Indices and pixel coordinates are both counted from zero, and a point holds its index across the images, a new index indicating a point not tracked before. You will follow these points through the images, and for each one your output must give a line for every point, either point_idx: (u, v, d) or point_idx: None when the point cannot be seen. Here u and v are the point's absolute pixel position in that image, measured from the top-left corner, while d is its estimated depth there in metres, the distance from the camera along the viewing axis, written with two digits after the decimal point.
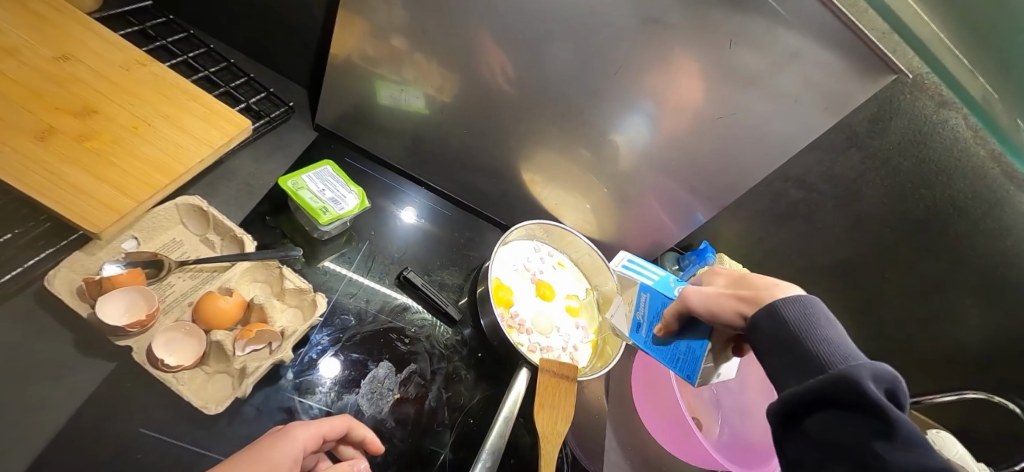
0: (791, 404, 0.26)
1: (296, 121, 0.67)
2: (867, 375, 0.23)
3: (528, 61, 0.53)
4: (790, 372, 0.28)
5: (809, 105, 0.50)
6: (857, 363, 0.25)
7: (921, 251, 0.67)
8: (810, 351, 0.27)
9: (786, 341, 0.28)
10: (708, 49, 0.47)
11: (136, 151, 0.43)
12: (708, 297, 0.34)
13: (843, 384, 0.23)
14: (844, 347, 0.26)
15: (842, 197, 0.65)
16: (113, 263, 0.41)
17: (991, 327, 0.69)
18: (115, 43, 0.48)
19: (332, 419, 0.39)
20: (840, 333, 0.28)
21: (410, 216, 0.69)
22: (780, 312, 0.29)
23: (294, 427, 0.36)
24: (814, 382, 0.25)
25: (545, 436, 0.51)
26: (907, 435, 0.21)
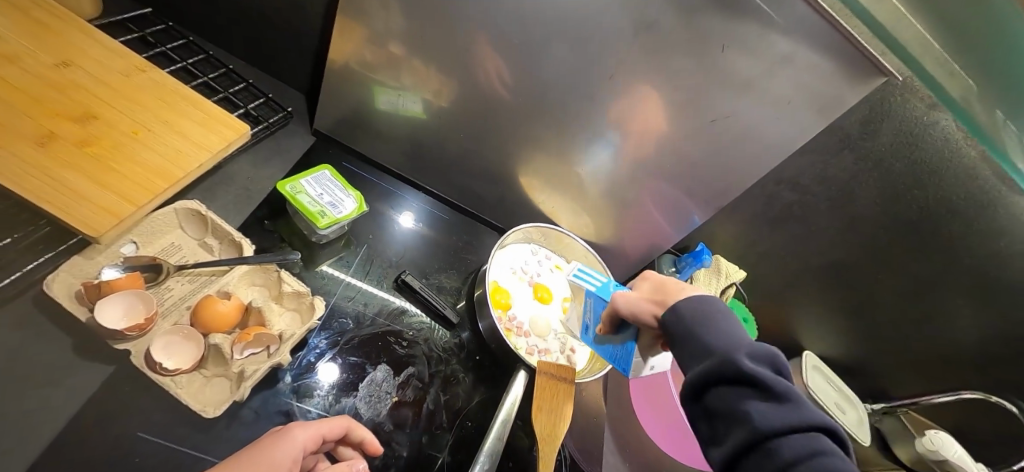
0: (698, 385, 0.34)
1: (295, 126, 0.67)
2: (743, 355, 0.33)
3: (524, 66, 0.54)
4: (687, 358, 0.36)
5: (802, 108, 0.50)
6: (739, 348, 0.34)
7: (914, 251, 0.68)
8: (707, 341, 0.35)
9: (690, 334, 0.36)
10: (701, 53, 0.48)
11: (136, 156, 0.43)
12: (629, 300, 0.39)
13: (732, 364, 0.32)
14: (726, 334, 0.35)
15: (836, 199, 0.66)
16: (112, 268, 0.42)
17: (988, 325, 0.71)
18: (115, 50, 0.48)
19: (331, 419, 0.40)
20: (725, 322, 0.36)
21: (408, 220, 0.70)
22: (682, 311, 0.37)
23: (293, 428, 0.36)
24: (711, 364, 0.33)
25: (543, 438, 0.51)
26: (775, 393, 0.31)
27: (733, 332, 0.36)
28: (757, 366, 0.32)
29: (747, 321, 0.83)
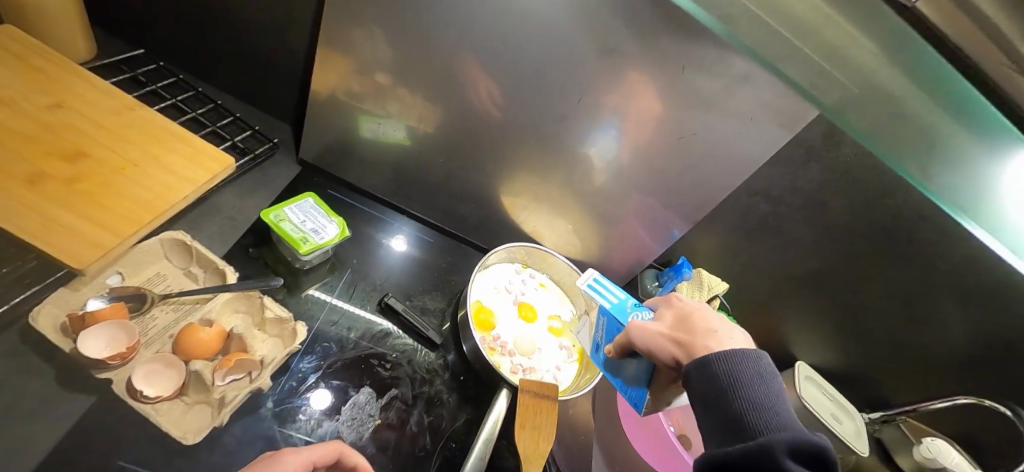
0: (722, 462, 0.30)
1: (281, 156, 0.69)
2: (790, 453, 0.28)
3: (511, 90, 0.56)
4: (721, 430, 0.32)
5: (766, 123, 0.53)
6: (784, 434, 0.29)
7: (891, 257, 0.69)
8: (744, 415, 0.31)
9: (723, 400, 0.32)
10: (663, 75, 0.50)
11: (123, 190, 0.45)
12: (649, 337, 0.38)
13: (772, 459, 0.28)
14: (774, 417, 0.31)
15: (808, 208, 0.67)
16: (97, 298, 0.43)
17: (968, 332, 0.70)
18: (108, 91, 0.51)
19: (324, 445, 0.39)
20: (768, 393, 0.32)
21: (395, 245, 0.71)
22: (718, 368, 0.33)
23: (285, 455, 0.36)
24: (745, 448, 0.29)
25: (526, 457, 0.51)
26: None
27: (783, 417, 0.31)
28: (802, 467, 0.28)
29: None
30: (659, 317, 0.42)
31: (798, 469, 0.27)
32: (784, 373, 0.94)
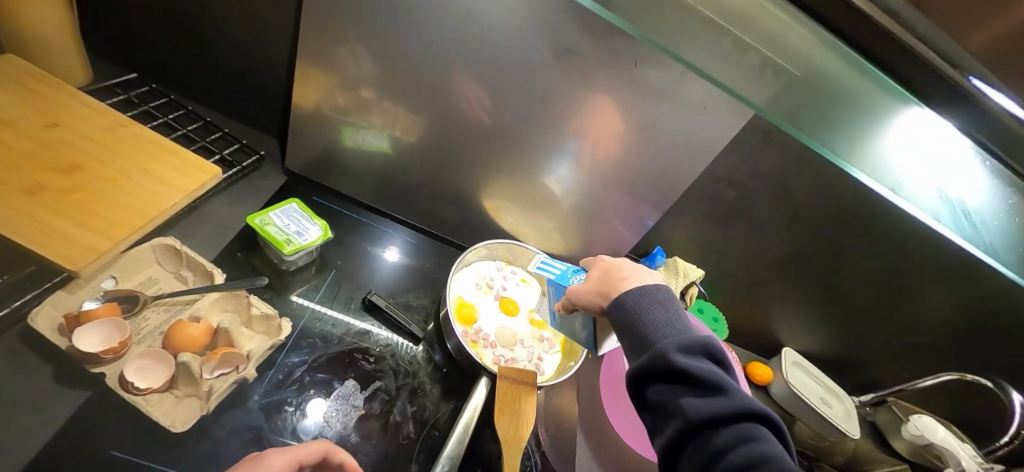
0: (638, 375, 0.39)
1: (268, 167, 0.72)
2: (675, 351, 0.38)
3: (496, 96, 0.60)
4: (633, 352, 0.41)
5: (718, 110, 0.56)
6: (672, 341, 0.39)
7: (860, 237, 0.72)
8: (645, 334, 0.41)
9: (631, 327, 0.42)
10: (618, 71, 0.54)
11: (115, 200, 0.48)
12: (581, 296, 0.48)
13: (664, 358, 0.37)
14: (668, 331, 0.41)
15: (772, 193, 0.69)
16: (92, 300, 0.46)
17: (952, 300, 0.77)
18: (102, 111, 0.55)
19: (310, 444, 0.40)
20: (662, 314, 0.42)
21: (382, 250, 0.73)
22: (626, 305, 0.43)
23: (269, 455, 0.36)
24: (647, 357, 0.39)
25: (507, 440, 0.53)
26: (703, 386, 0.36)
27: (674, 328, 0.41)
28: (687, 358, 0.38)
29: (717, 320, 0.86)
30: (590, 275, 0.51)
31: (685, 363, 0.36)
32: (772, 360, 0.96)
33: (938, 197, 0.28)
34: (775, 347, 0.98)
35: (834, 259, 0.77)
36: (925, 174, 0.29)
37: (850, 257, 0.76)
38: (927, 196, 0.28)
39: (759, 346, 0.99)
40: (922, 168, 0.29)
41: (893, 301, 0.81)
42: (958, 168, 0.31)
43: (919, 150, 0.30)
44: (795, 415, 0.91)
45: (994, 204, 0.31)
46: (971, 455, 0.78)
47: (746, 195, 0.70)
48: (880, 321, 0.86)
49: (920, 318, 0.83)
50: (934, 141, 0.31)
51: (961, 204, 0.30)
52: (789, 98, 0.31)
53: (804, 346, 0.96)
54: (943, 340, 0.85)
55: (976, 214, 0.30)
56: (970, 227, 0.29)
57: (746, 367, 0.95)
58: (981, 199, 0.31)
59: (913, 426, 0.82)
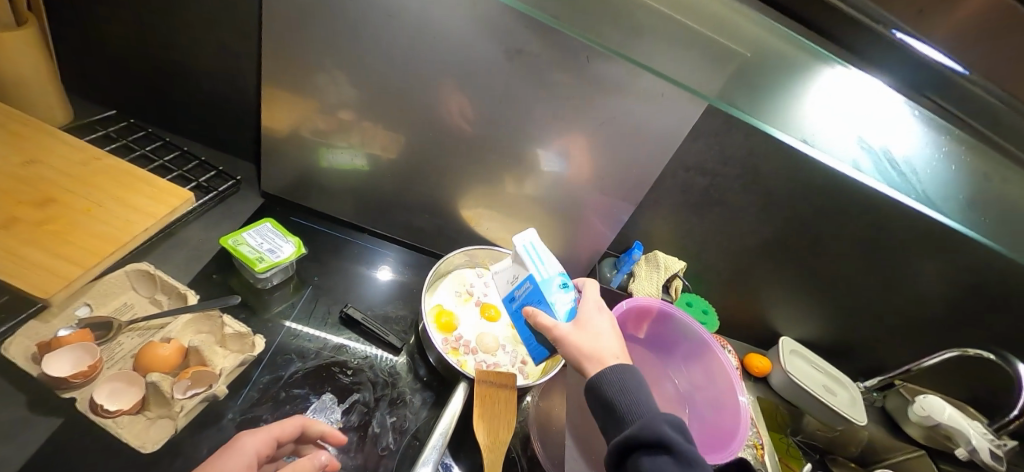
0: (620, 450, 0.42)
1: (245, 191, 0.74)
2: (653, 424, 0.41)
3: (485, 103, 0.61)
4: (616, 427, 0.44)
5: (671, 97, 0.57)
6: (650, 415, 0.42)
7: (839, 217, 0.71)
8: (625, 410, 0.44)
9: (612, 403, 0.45)
10: (567, 68, 0.55)
11: (88, 229, 0.50)
12: (570, 345, 0.49)
13: (644, 434, 0.40)
14: (643, 404, 0.44)
15: (745, 177, 0.68)
16: (66, 328, 0.47)
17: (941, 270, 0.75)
18: (78, 146, 0.57)
19: (283, 421, 0.43)
20: (640, 388, 0.46)
21: (377, 270, 0.74)
22: (608, 379, 0.46)
23: (242, 437, 0.39)
24: (629, 433, 0.42)
25: (488, 446, 0.52)
26: (681, 456, 0.39)
27: (649, 401, 0.44)
28: (664, 430, 0.41)
29: (707, 312, 0.85)
30: (579, 320, 0.52)
31: (661, 435, 0.40)
32: (770, 350, 0.94)
33: (856, 149, 0.31)
34: (771, 337, 0.96)
35: (816, 240, 0.76)
36: (841, 129, 0.32)
37: (832, 236, 0.74)
38: (846, 150, 0.31)
39: (755, 337, 0.97)
40: (836, 126, 0.33)
41: (883, 278, 0.80)
42: (887, 124, 0.34)
43: (834, 112, 0.34)
44: (797, 406, 0.88)
45: (930, 154, 0.34)
46: (982, 432, 0.78)
47: (718, 181, 0.69)
48: (874, 302, 0.84)
49: (915, 294, 0.81)
50: (863, 100, 0.34)
51: (885, 154, 0.32)
52: (717, 80, 0.32)
53: (801, 334, 0.94)
54: (941, 315, 0.83)
55: (907, 165, 0.32)
56: (896, 175, 0.31)
57: (743, 359, 0.93)
58: (914, 150, 0.33)
59: (919, 408, 0.83)
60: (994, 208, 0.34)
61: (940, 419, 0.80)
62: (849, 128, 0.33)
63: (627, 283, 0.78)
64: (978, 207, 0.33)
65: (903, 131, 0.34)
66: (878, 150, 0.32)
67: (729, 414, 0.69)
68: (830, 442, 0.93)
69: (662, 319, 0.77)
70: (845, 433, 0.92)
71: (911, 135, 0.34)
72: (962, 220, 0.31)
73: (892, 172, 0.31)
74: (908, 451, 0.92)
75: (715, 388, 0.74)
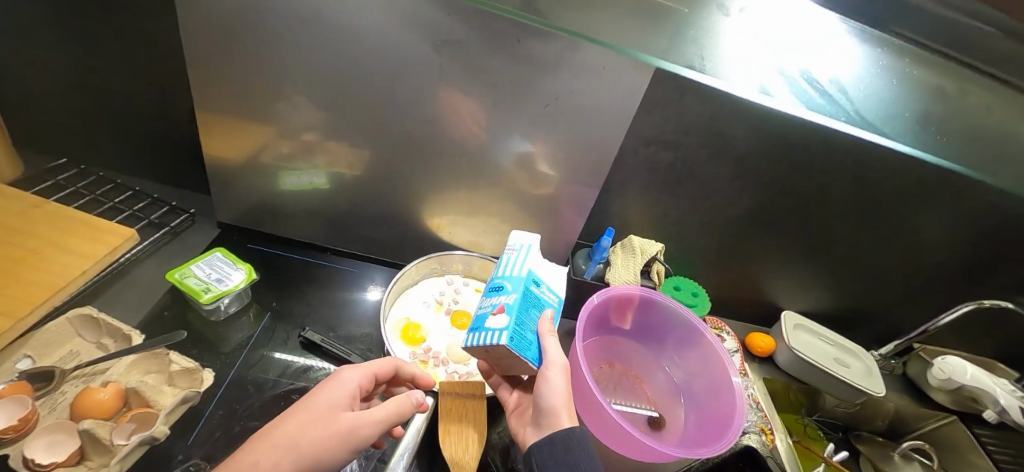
0: None
1: (201, 223, 0.73)
2: None
3: (498, 103, 0.58)
4: None
5: (614, 68, 0.53)
6: None
7: (821, 176, 0.67)
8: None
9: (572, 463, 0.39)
10: (495, 51, 0.53)
11: (22, 278, 0.49)
12: (553, 383, 0.43)
13: None
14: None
15: (710, 145, 0.64)
16: (5, 382, 0.45)
17: (944, 218, 0.70)
18: (19, 198, 0.57)
19: (379, 360, 0.45)
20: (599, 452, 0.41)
21: (362, 293, 0.71)
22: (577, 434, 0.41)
23: (343, 372, 0.41)
24: None
25: (456, 460, 0.48)
26: None
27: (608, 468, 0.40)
28: None
29: (697, 294, 0.79)
30: None
31: None
32: (772, 328, 0.88)
33: (775, 76, 0.33)
34: (772, 312, 0.90)
35: (799, 203, 0.70)
36: (765, 55, 0.34)
37: (816, 196, 0.69)
38: (768, 78, 0.33)
39: (756, 315, 0.91)
40: (760, 52, 0.34)
41: (878, 235, 0.74)
42: (814, 45, 0.34)
43: (757, 37, 0.35)
44: (809, 383, 0.82)
45: (868, 72, 0.35)
46: (1010, 390, 0.73)
47: (684, 154, 0.65)
48: (873, 261, 0.78)
49: (917, 247, 0.75)
50: (787, 25, 0.35)
51: (808, 75, 0.34)
52: (638, 32, 0.34)
53: (804, 306, 0.88)
54: (951, 268, 0.77)
55: (836, 86, 0.34)
56: (819, 97, 0.33)
57: (745, 340, 0.87)
58: (839, 71, 0.35)
59: (939, 370, 0.78)
60: (958, 123, 0.34)
61: (964, 381, 0.75)
62: (772, 54, 0.34)
63: (604, 273, 0.74)
64: (934, 126, 0.34)
65: (834, 50, 0.34)
66: (801, 72, 0.34)
67: (726, 398, 0.64)
68: (851, 417, 0.89)
69: (646, 306, 0.73)
70: (866, 407, 0.86)
71: (842, 56, 0.34)
72: (911, 142, 0.32)
73: (819, 95, 0.33)
74: (940, 418, 0.86)
75: (711, 373, 0.68)
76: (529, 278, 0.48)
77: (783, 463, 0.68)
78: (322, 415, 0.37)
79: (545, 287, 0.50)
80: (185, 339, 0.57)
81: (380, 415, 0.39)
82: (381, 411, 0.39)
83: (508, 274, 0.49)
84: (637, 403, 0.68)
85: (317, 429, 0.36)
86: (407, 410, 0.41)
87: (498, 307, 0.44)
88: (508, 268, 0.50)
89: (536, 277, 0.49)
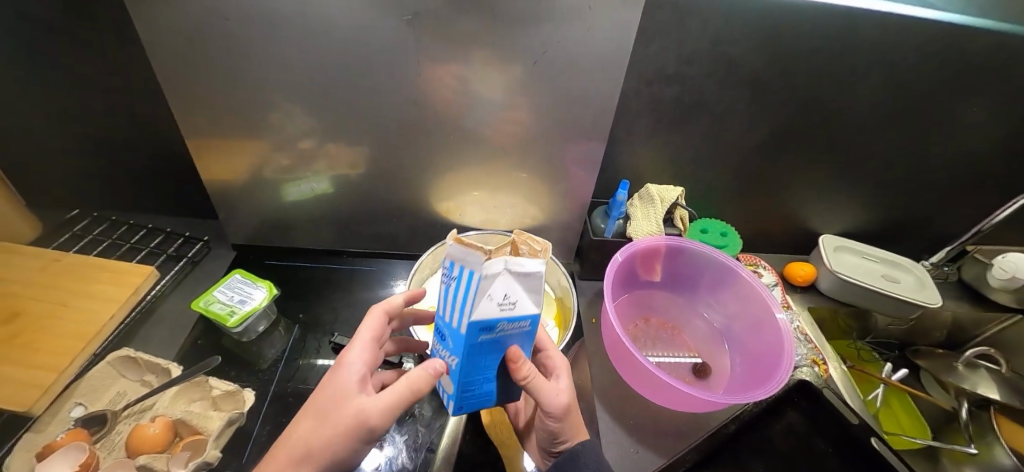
0: None
1: (217, 249, 0.73)
2: None
3: (473, 73, 0.54)
4: None
5: (600, 6, 0.48)
6: None
7: (848, 82, 0.60)
8: None
9: None
10: (471, 13, 0.49)
11: (57, 332, 0.50)
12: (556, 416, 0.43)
13: None
14: None
15: (718, 71, 0.58)
16: (62, 431, 0.47)
17: (992, 104, 0.63)
18: (36, 253, 0.59)
19: (368, 322, 0.43)
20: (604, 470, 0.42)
21: (383, 290, 0.70)
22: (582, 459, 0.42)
23: (344, 357, 0.39)
24: None
25: (502, 440, 0.52)
26: None
27: None
28: None
29: (727, 233, 0.74)
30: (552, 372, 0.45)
31: None
32: (811, 255, 0.83)
33: None
34: (808, 239, 0.85)
35: (825, 118, 0.65)
36: None
37: (843, 106, 0.63)
38: None
39: (791, 244, 0.87)
40: None
41: (917, 137, 0.68)
42: None
43: None
44: (857, 306, 0.78)
45: None
46: None
47: (692, 86, 0.60)
48: (913, 167, 0.72)
49: (963, 143, 0.68)
50: None
51: None
52: None
53: (843, 227, 0.83)
54: (1004, 157, 0.70)
55: None
56: None
57: (784, 271, 0.83)
58: None
59: (999, 271, 0.75)
60: None
61: None
62: None
63: (624, 228, 0.71)
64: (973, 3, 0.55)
65: None
66: None
67: (772, 335, 0.61)
68: (906, 334, 0.84)
69: (673, 255, 0.70)
70: (922, 320, 0.82)
71: None
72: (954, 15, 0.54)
73: None
74: (1002, 321, 0.82)
75: (750, 312, 0.66)
76: (468, 342, 0.32)
77: (840, 391, 0.65)
78: (331, 411, 0.35)
79: (490, 333, 0.32)
80: (222, 363, 0.58)
81: (391, 399, 0.35)
82: (392, 394, 0.36)
83: (448, 324, 0.34)
84: (679, 354, 0.66)
85: (323, 432, 0.34)
86: (422, 386, 0.36)
87: (443, 364, 0.37)
88: (448, 311, 0.33)
89: (491, 328, 0.32)
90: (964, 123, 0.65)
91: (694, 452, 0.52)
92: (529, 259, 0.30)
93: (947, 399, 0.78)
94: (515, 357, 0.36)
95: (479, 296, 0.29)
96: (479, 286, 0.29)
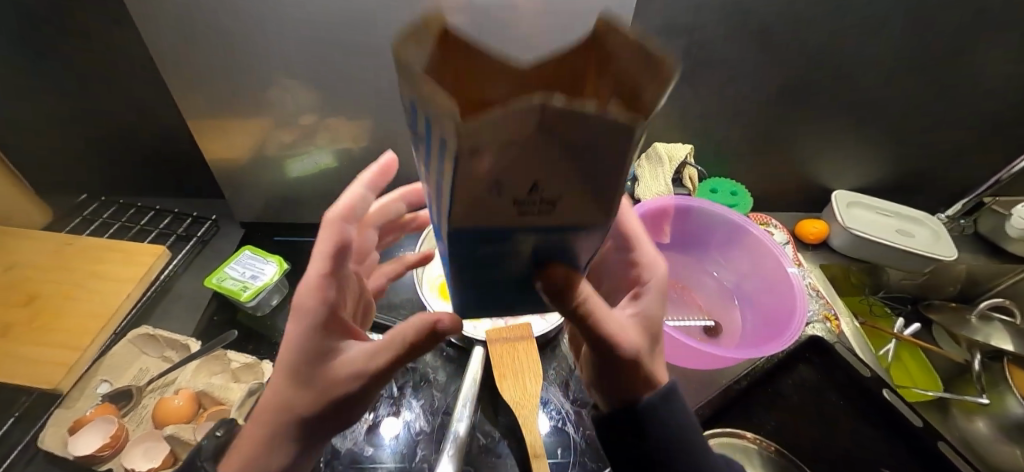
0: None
1: (225, 228, 0.73)
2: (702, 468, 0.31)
3: None
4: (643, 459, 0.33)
5: None
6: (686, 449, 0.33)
7: (867, 29, 0.57)
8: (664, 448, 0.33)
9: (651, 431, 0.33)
10: None
11: (75, 312, 0.51)
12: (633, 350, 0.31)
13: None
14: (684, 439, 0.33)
15: (729, 21, 0.55)
16: (91, 406, 0.49)
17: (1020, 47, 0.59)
18: (47, 238, 0.59)
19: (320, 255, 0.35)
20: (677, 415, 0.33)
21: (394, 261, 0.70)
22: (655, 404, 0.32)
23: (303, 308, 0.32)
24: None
25: (517, 403, 0.50)
26: None
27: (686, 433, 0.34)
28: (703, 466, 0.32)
29: (738, 192, 0.74)
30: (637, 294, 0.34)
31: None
32: (823, 212, 0.82)
33: None
34: (820, 196, 0.83)
35: (840, 68, 0.62)
36: None
37: (860, 55, 0.61)
38: None
39: (803, 201, 0.85)
40: None
41: (938, 86, 0.65)
42: None
43: None
44: (870, 261, 0.77)
45: None
46: None
47: (701, 39, 0.57)
48: (931, 117, 0.70)
49: (985, 90, 0.65)
50: None
51: None
52: None
53: (857, 182, 0.81)
54: None
55: None
56: None
57: (794, 229, 0.81)
58: None
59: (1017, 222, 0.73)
60: None
61: None
62: None
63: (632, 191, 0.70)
64: None
65: None
66: None
67: (786, 293, 0.60)
68: (920, 288, 0.84)
69: (683, 215, 0.69)
70: (935, 274, 0.80)
71: None
72: None
73: None
74: (1016, 274, 0.80)
75: (761, 270, 0.65)
76: (454, 259, 0.18)
77: (852, 345, 0.65)
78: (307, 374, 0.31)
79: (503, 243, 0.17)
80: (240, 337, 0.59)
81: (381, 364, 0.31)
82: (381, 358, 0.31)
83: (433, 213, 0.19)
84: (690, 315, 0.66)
85: (312, 406, 0.31)
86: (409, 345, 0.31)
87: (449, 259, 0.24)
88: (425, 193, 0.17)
89: (494, 236, 0.16)
90: (989, 68, 0.62)
91: (708, 407, 0.52)
92: (619, 107, 0.11)
93: (959, 352, 0.78)
94: (553, 286, 0.21)
95: (457, 183, 0.12)
96: (466, 177, 0.12)
